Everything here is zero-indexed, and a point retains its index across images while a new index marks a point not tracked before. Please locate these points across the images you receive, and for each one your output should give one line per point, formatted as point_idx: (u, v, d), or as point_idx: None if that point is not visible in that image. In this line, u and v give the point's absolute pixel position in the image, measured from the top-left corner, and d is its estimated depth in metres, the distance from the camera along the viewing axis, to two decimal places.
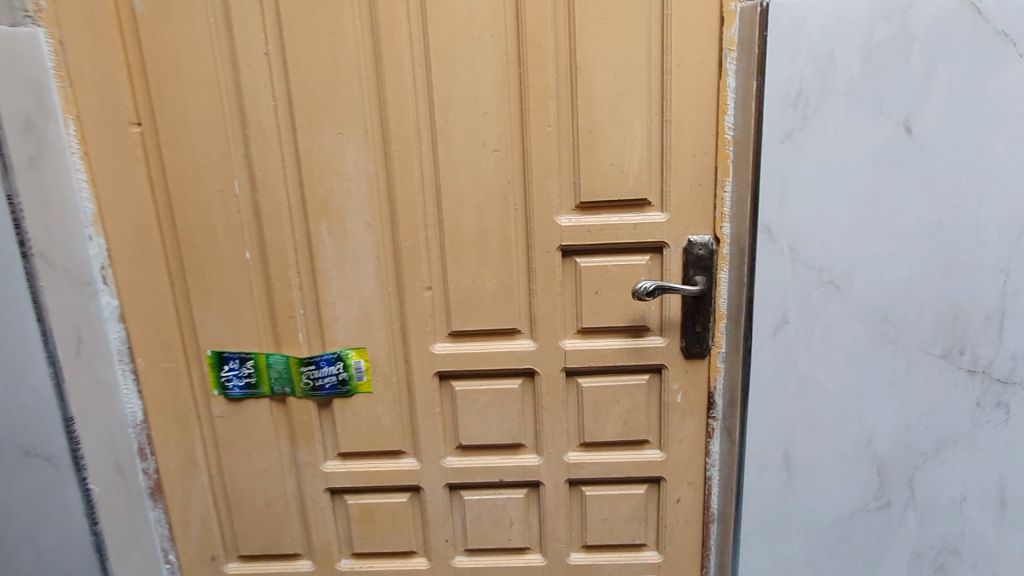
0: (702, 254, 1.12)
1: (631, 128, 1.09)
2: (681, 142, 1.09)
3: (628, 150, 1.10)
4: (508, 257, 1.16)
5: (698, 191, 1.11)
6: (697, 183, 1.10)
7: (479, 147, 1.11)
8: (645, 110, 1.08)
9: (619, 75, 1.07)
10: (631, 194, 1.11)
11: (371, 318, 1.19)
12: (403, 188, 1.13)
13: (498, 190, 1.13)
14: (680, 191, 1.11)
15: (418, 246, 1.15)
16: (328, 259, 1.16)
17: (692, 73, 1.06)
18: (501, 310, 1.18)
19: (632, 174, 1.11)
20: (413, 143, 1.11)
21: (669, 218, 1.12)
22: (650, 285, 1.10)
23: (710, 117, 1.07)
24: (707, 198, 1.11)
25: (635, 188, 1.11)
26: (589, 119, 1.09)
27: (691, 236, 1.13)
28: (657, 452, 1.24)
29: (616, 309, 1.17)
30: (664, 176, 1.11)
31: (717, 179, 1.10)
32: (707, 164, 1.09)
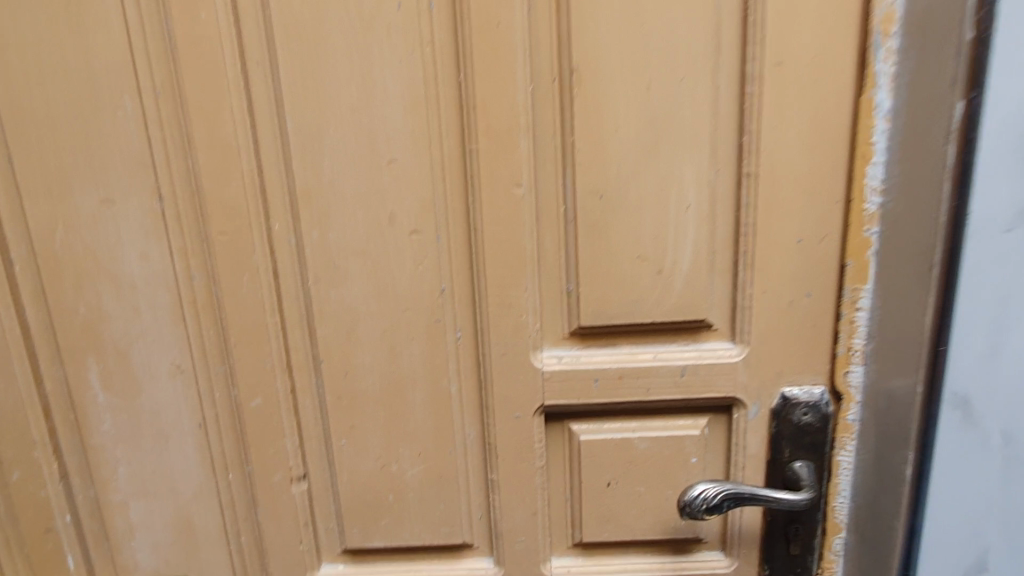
0: (806, 423, 0.61)
1: (679, 192, 0.56)
2: (774, 217, 0.56)
3: (672, 232, 0.57)
4: (446, 425, 0.62)
5: (805, 307, 0.58)
6: (805, 296, 0.58)
7: (384, 225, 0.57)
8: (705, 154, 0.56)
9: (656, 88, 0.54)
10: (677, 313, 0.59)
11: (197, 531, 0.65)
12: (239, 303, 0.58)
13: (423, 305, 0.59)
14: (768, 308, 0.59)
15: (274, 408, 0.61)
16: (108, 429, 0.62)
17: (800, 82, 0.53)
18: (435, 516, 0.65)
19: (679, 276, 0.58)
20: (253, 222, 0.57)
21: (745, 355, 0.60)
22: (709, 491, 0.58)
23: (834, 169, 0.55)
24: (820, 321, 0.59)
25: (682, 300, 0.59)
26: (597, 175, 0.56)
27: (787, 388, 0.60)
28: None
29: (643, 511, 0.64)
30: (739, 278, 0.58)
31: (843, 287, 0.57)
32: (825, 259, 0.57)
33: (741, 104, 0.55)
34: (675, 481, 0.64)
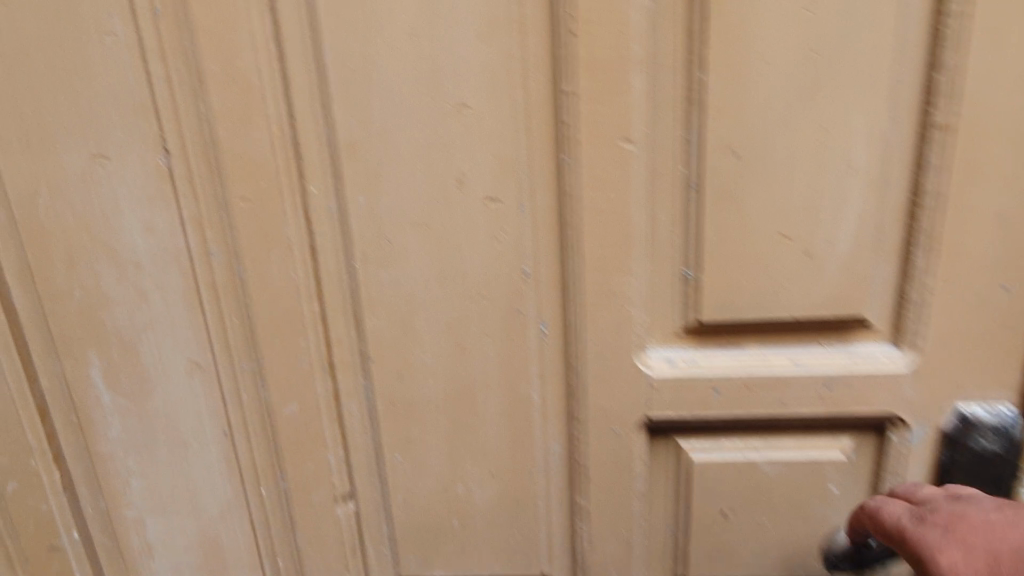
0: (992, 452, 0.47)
1: (846, 148, 0.42)
2: (973, 185, 0.42)
3: (831, 203, 0.43)
4: (524, 437, 0.50)
5: (999, 302, 0.44)
6: (1000, 288, 0.44)
7: (450, 193, 0.44)
8: (884, 97, 0.41)
9: (825, 6, 0.39)
10: (828, 308, 0.45)
11: (225, 552, 0.55)
12: (268, 288, 0.46)
13: (499, 292, 0.46)
14: (953, 304, 0.44)
15: (313, 416, 0.50)
16: (116, 434, 0.51)
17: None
18: (508, 544, 0.53)
19: (833, 260, 0.44)
20: (282, 185, 0.44)
21: (915, 364, 0.46)
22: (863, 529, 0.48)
23: None
24: (1020, 321, 0.44)
25: (837, 292, 0.45)
26: (735, 125, 0.42)
27: (965, 404, 0.47)
28: None
29: (763, 545, 0.52)
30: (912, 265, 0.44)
31: None
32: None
33: (939, 27, 0.39)
34: (806, 513, 0.51)
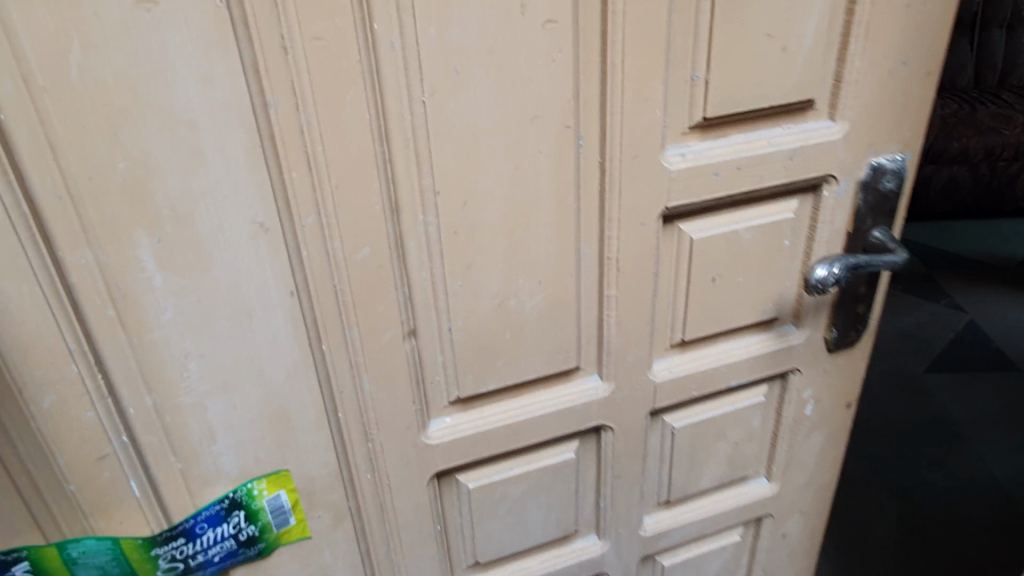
0: (889, 189, 0.63)
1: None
2: None
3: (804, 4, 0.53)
4: (567, 246, 0.57)
5: (900, 67, 0.58)
6: (903, 56, 0.57)
7: (511, 17, 0.46)
8: None
9: None
10: (794, 92, 0.57)
11: (292, 415, 0.55)
12: (340, 131, 0.46)
13: (552, 111, 0.51)
14: (874, 80, 0.58)
15: (383, 258, 0.51)
16: (171, 320, 0.49)
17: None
18: (551, 345, 0.60)
19: (801, 52, 0.55)
20: (351, 18, 0.43)
21: (847, 131, 0.60)
22: (837, 272, 0.61)
23: None
24: (910, 89, 0.59)
25: (800, 78, 0.56)
26: None
27: (876, 156, 0.62)
28: (765, 485, 0.80)
29: (738, 299, 0.65)
30: (852, 49, 0.56)
31: (936, 52, 0.58)
32: (929, 18, 0.56)
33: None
34: (770, 268, 0.64)
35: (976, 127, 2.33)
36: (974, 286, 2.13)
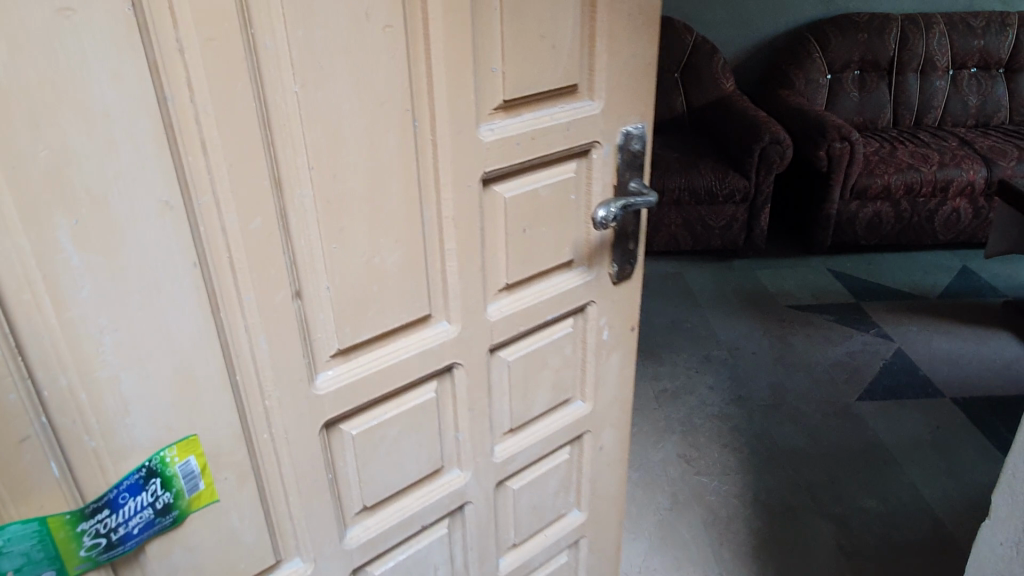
0: (637, 149, 0.85)
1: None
2: None
3: (561, 12, 0.72)
4: (414, 209, 0.70)
5: (630, 55, 0.79)
6: (632, 48, 0.79)
7: (359, 22, 0.60)
8: None
9: None
10: (563, 77, 0.76)
11: (198, 380, 0.62)
12: (230, 117, 0.56)
13: (394, 96, 0.64)
14: (614, 68, 0.79)
15: (272, 226, 0.61)
16: (89, 297, 0.54)
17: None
18: (409, 295, 0.73)
19: (564, 48, 0.74)
20: (235, 24, 0.54)
21: (602, 107, 0.80)
22: (613, 210, 0.83)
23: None
24: (638, 74, 0.81)
25: (567, 68, 0.76)
26: None
27: (625, 125, 0.83)
28: (582, 405, 0.98)
29: (543, 246, 0.83)
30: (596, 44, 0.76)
31: (651, 45, 0.81)
32: (645, 19, 0.78)
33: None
34: (563, 217, 0.83)
35: (896, 167, 2.66)
36: (904, 321, 2.36)
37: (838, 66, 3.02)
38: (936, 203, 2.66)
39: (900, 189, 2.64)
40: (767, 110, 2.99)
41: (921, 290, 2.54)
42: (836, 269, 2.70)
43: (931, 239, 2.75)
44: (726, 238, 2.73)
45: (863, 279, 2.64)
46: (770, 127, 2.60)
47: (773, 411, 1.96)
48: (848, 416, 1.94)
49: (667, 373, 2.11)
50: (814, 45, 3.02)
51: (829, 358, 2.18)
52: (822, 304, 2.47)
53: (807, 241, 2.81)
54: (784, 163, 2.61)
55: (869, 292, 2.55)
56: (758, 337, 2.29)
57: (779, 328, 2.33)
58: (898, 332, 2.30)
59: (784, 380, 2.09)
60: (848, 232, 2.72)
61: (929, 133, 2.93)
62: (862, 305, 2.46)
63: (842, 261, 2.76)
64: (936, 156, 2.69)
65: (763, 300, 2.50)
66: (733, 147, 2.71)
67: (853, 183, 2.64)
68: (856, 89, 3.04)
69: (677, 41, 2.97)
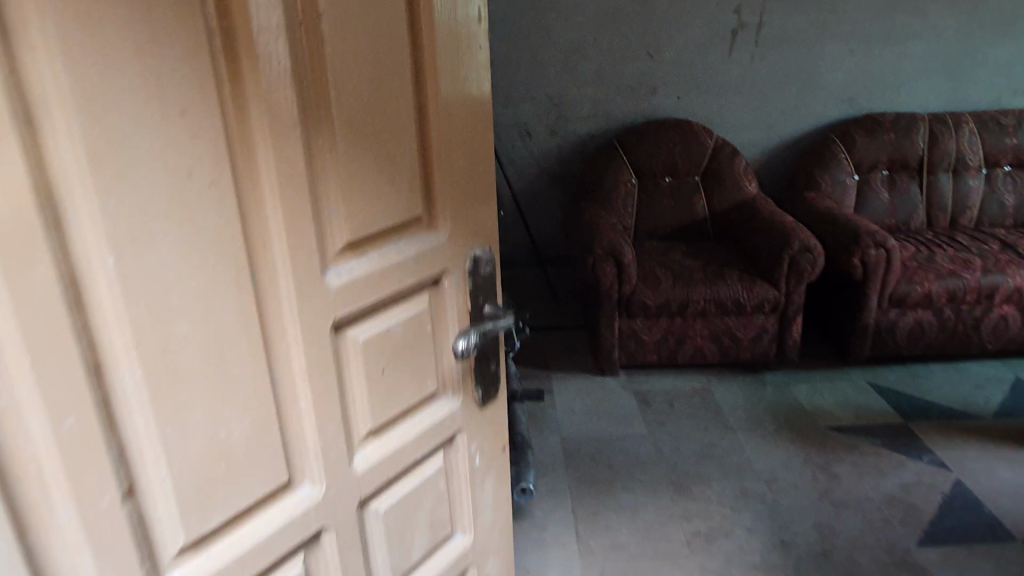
0: (488, 273, 0.85)
1: (404, 107, 0.72)
2: (445, 134, 0.77)
3: (392, 154, 0.72)
4: (259, 371, 0.64)
5: (470, 183, 0.81)
6: (470, 178, 0.81)
7: (183, 181, 0.54)
8: (404, 89, 0.71)
9: (369, 39, 0.67)
10: (409, 208, 0.75)
11: None
12: (29, 306, 0.47)
13: (225, 254, 0.59)
14: (453, 200, 0.79)
15: (91, 421, 0.52)
16: None
17: (460, 17, 0.75)
18: (264, 464, 0.66)
19: (402, 187, 0.74)
20: (29, 198, 0.46)
21: (448, 237, 0.80)
22: (472, 339, 0.83)
23: (467, 95, 0.78)
24: (475, 204, 0.82)
25: (409, 201, 0.75)
26: (337, 112, 0.66)
27: (473, 252, 0.83)
28: (462, 538, 0.94)
29: (403, 383, 0.79)
30: (433, 174, 0.77)
31: (484, 176, 0.83)
32: (478, 151, 0.81)
33: (430, 34, 0.72)
34: (421, 351, 0.81)
35: (935, 272, 2.77)
36: (958, 445, 2.37)
37: (866, 167, 3.28)
38: (979, 310, 2.78)
39: (941, 296, 2.74)
40: (806, 212, 3.11)
41: (973, 408, 2.58)
42: (875, 383, 2.77)
43: (977, 347, 2.85)
44: (756, 350, 2.81)
45: (902, 390, 2.71)
46: (799, 235, 2.70)
47: (825, 560, 1.90)
48: (909, 566, 1.87)
49: (700, 514, 2.09)
50: (839, 145, 3.28)
51: (884, 492, 2.16)
52: (867, 428, 2.49)
53: (842, 351, 2.91)
54: (814, 272, 2.70)
55: (921, 409, 2.59)
56: (799, 467, 2.28)
57: (821, 456, 2.34)
58: (954, 459, 2.30)
59: (835, 520, 2.05)
60: (887, 342, 2.82)
61: (965, 233, 3.11)
62: (912, 426, 2.49)
63: (893, 379, 2.80)
64: (978, 261, 2.81)
65: (802, 420, 2.54)
66: (759, 260, 2.82)
67: (891, 292, 2.75)
68: (887, 189, 3.27)
69: (698, 147, 3.22)
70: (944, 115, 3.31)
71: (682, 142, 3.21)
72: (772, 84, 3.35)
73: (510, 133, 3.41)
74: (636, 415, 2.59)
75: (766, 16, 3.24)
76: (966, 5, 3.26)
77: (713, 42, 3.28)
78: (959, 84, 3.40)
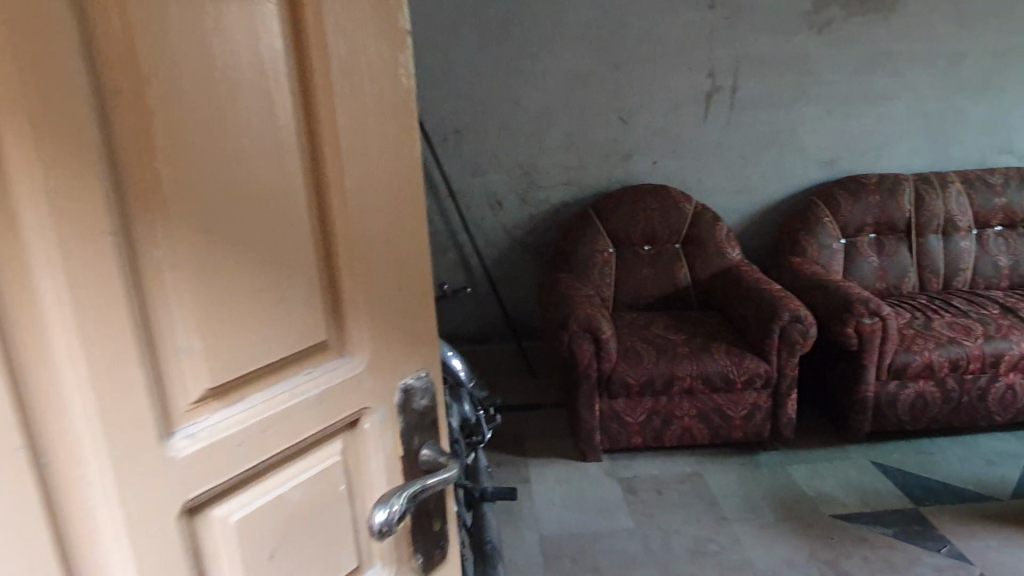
0: (420, 407, 0.72)
1: (292, 208, 0.58)
2: (361, 238, 0.63)
3: (273, 272, 0.57)
4: None
5: (393, 291, 0.67)
6: (395, 289, 0.67)
7: None
8: (290, 189, 0.58)
9: (234, 132, 0.53)
10: (303, 328, 0.61)
11: None
12: None
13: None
14: (371, 318, 0.65)
15: None
16: None
17: (374, 94, 0.62)
18: None
19: (288, 313, 0.59)
20: None
21: (357, 367, 0.65)
22: (400, 505, 0.66)
23: (389, 190, 0.65)
24: (399, 320, 0.68)
25: (301, 327, 0.60)
26: (190, 226, 0.51)
27: (400, 383, 0.69)
28: None
29: (293, 558, 0.63)
30: (338, 283, 0.63)
31: (414, 284, 0.69)
32: (407, 255, 0.68)
33: (327, 120, 0.59)
34: (317, 513, 0.65)
35: (935, 340, 2.61)
36: (976, 532, 2.16)
37: (853, 230, 3.15)
38: (984, 380, 2.61)
39: (942, 366, 2.58)
40: (793, 279, 2.96)
41: (987, 488, 2.39)
42: (880, 462, 2.57)
43: (984, 419, 2.67)
44: (749, 429, 2.60)
45: (909, 470, 2.52)
46: (787, 304, 2.52)
47: None
48: None
49: None
50: (823, 208, 3.16)
51: None
52: (876, 515, 2.28)
53: (841, 428, 2.72)
54: (807, 343, 2.52)
55: (931, 492, 2.39)
56: (804, 565, 2.06)
57: (827, 550, 2.12)
58: (973, 550, 2.09)
59: None
60: (888, 417, 2.64)
61: (961, 298, 2.97)
62: (923, 511, 2.28)
63: (898, 457, 2.60)
64: (979, 327, 2.66)
65: (803, 508, 2.32)
66: (748, 331, 2.65)
67: (889, 363, 2.58)
68: (875, 253, 3.15)
69: (677, 212, 3.08)
70: (929, 176, 3.22)
71: (661, 209, 3.07)
72: (751, 147, 3.25)
73: (482, 203, 3.26)
74: (623, 506, 2.36)
75: (741, 80, 3.15)
76: (943, 65, 3.20)
77: (688, 106, 3.18)
78: (942, 144, 3.32)
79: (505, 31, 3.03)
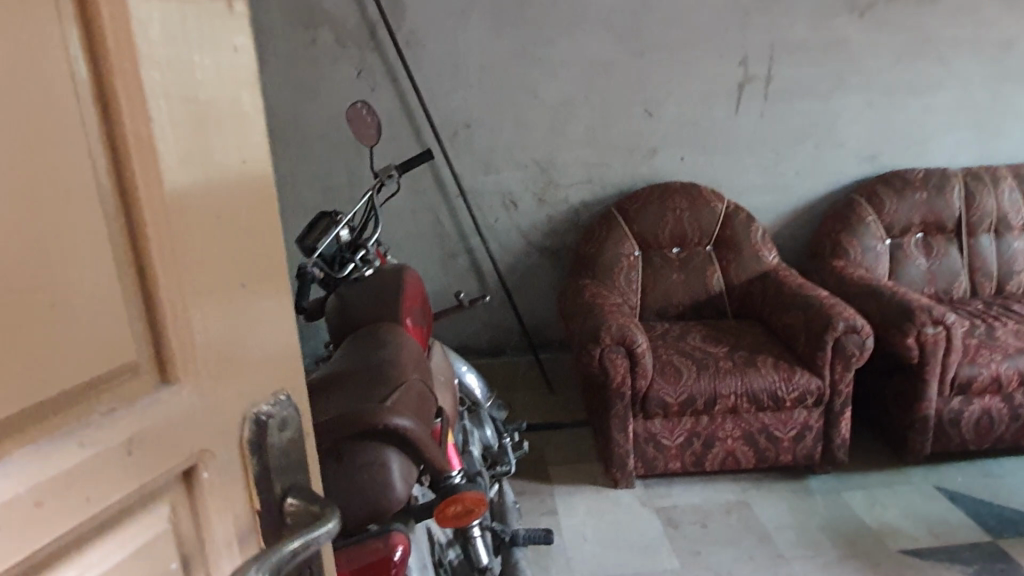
0: (274, 444, 0.56)
1: (76, 190, 0.42)
2: (189, 241, 0.47)
3: (44, 294, 0.41)
4: None
5: (242, 299, 0.51)
6: (239, 299, 0.51)
7: None
8: (69, 183, 0.41)
9: None
10: (89, 349, 0.43)
11: None
12: None
13: None
14: (212, 340, 0.49)
15: None
16: None
17: (199, 40, 0.46)
18: None
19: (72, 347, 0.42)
20: None
21: (190, 406, 0.48)
22: None
23: (228, 167, 0.49)
24: (248, 338, 0.52)
25: (92, 359, 0.44)
26: None
27: (249, 417, 0.53)
28: None
29: None
30: (160, 297, 0.47)
31: (263, 284, 0.53)
32: (258, 251, 0.53)
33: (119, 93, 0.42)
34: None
35: (1002, 350, 2.35)
36: None
37: (898, 230, 2.90)
38: None
39: (1011, 379, 2.32)
40: (838, 284, 2.71)
41: None
42: (944, 487, 2.31)
43: None
44: (798, 452, 2.33)
45: (979, 497, 2.25)
46: (842, 313, 2.27)
47: None
48: None
49: None
50: (865, 207, 2.91)
51: None
52: (950, 550, 2.01)
53: (897, 448, 2.46)
54: (864, 356, 2.26)
55: (1008, 522, 2.13)
56: None
57: None
58: None
59: None
60: (951, 436, 2.38)
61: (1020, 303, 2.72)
62: (1003, 545, 2.02)
63: (964, 481, 2.34)
64: None
65: (867, 543, 2.06)
66: (795, 342, 2.39)
67: (952, 377, 2.32)
68: (923, 255, 2.89)
69: (708, 212, 2.82)
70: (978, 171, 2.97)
71: (691, 208, 2.82)
72: (785, 142, 3.00)
73: (495, 204, 2.99)
74: (664, 542, 2.10)
75: (775, 68, 2.90)
76: (993, 51, 2.95)
77: (718, 97, 2.92)
78: (991, 136, 3.07)
79: (519, 15, 2.77)
